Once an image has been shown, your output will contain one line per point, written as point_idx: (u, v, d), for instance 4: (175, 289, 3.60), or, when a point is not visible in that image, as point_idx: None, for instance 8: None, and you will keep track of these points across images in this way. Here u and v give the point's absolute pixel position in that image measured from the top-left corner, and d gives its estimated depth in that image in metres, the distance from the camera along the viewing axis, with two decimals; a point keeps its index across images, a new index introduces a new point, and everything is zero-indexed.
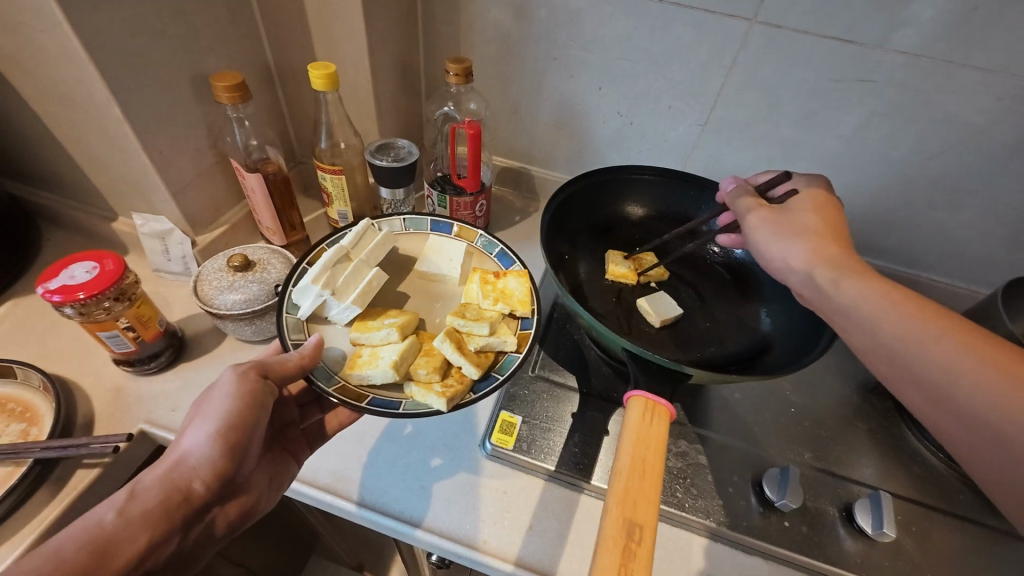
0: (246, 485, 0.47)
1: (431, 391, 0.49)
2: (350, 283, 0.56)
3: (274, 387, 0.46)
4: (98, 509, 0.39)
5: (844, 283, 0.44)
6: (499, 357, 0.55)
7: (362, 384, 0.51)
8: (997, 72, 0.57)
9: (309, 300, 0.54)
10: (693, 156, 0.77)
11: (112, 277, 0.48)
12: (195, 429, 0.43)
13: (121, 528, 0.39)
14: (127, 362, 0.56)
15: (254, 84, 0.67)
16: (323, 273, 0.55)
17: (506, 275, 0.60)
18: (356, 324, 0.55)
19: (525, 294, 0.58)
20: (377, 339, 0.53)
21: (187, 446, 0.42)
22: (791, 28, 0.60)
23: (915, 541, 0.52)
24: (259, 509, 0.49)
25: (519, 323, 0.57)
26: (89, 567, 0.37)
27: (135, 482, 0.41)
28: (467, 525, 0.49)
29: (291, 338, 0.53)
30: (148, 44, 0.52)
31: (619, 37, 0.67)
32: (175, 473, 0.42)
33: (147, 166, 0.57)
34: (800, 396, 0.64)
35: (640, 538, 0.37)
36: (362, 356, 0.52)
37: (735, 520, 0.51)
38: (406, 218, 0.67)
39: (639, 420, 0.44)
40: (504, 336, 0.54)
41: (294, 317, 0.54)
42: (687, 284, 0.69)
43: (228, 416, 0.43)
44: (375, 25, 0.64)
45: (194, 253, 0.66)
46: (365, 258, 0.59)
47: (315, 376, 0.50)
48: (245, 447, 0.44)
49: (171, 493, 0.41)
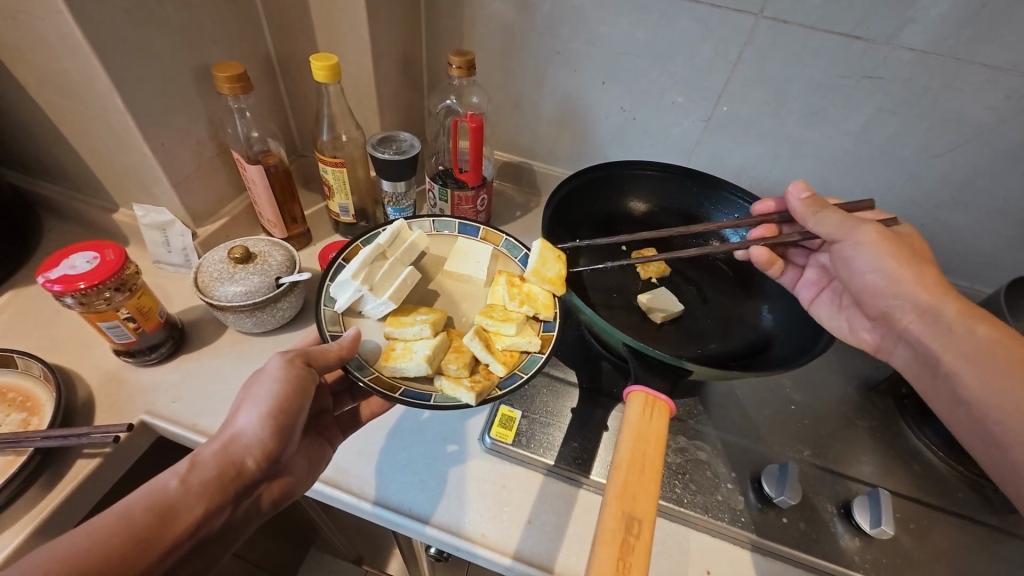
0: (291, 466, 0.47)
1: (461, 385, 0.49)
2: (386, 280, 0.56)
3: (317, 376, 0.47)
4: (156, 480, 0.39)
5: (970, 324, 0.45)
6: (524, 356, 0.54)
7: (395, 376, 0.51)
8: (1006, 70, 0.56)
9: (347, 295, 0.54)
10: (696, 152, 0.76)
11: (112, 268, 0.48)
12: (248, 408, 0.43)
13: (179, 498, 0.39)
14: (126, 353, 0.56)
15: (256, 76, 0.67)
16: (362, 268, 0.55)
17: (532, 279, 0.59)
18: (389, 319, 0.55)
19: (551, 299, 0.57)
20: (410, 334, 0.53)
21: (240, 424, 0.42)
22: (798, 24, 0.59)
23: (913, 539, 0.52)
24: (301, 491, 0.48)
25: (543, 325, 0.56)
26: (150, 532, 0.37)
27: (191, 455, 0.41)
28: (465, 519, 0.49)
29: (327, 330, 0.53)
30: (150, 34, 0.52)
31: (624, 32, 0.67)
32: (230, 450, 0.42)
33: (149, 157, 0.57)
34: (801, 394, 0.63)
35: (638, 531, 0.37)
36: (396, 349, 0.52)
37: (733, 516, 0.51)
38: (436, 219, 0.66)
39: (638, 414, 0.44)
40: (529, 337, 0.54)
41: (331, 309, 0.55)
42: (688, 281, 0.69)
43: (281, 398, 0.43)
44: (379, 18, 0.64)
45: (195, 245, 0.66)
46: (400, 256, 0.58)
47: (351, 367, 0.50)
48: (296, 427, 0.44)
49: (226, 467, 0.41)
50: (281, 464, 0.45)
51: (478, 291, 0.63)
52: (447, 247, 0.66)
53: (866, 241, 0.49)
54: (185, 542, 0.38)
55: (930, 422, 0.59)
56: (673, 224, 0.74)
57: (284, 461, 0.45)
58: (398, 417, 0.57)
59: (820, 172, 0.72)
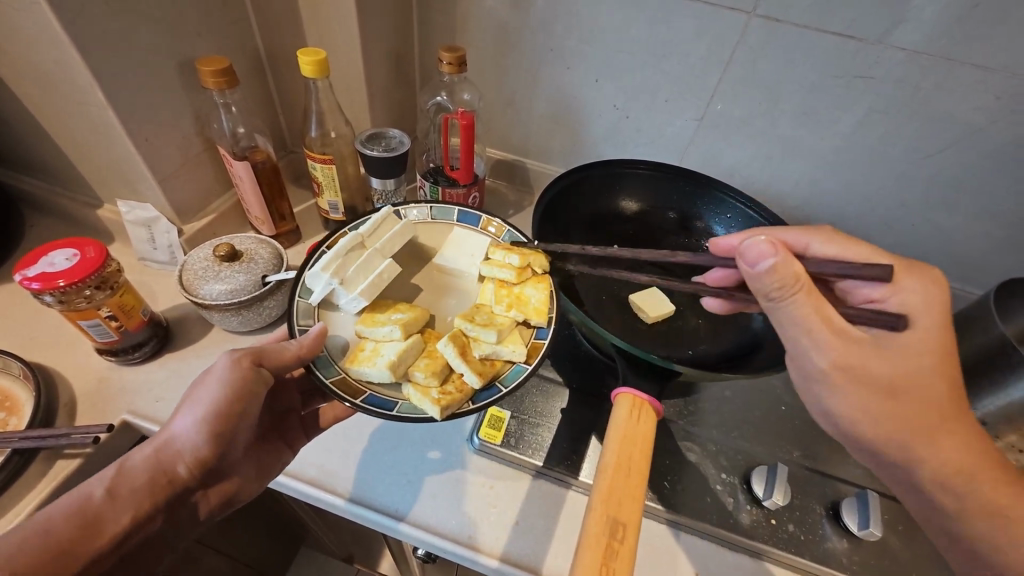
0: (232, 470, 0.48)
1: (427, 397, 0.47)
2: (360, 275, 0.54)
3: (269, 377, 0.46)
4: (85, 486, 0.41)
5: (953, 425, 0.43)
6: (506, 365, 0.52)
7: (360, 379, 0.50)
8: (998, 71, 0.56)
9: (319, 287, 0.53)
10: (689, 152, 0.76)
11: (92, 265, 0.47)
12: (182, 414, 0.44)
13: (106, 505, 0.40)
14: (109, 351, 0.55)
15: (244, 71, 0.66)
16: (335, 260, 0.53)
17: (523, 282, 0.57)
18: (364, 316, 0.54)
19: (544, 303, 0.55)
20: (380, 335, 0.52)
21: (174, 429, 0.44)
22: (791, 23, 0.59)
23: (901, 540, 0.52)
24: (245, 496, 0.49)
25: (535, 332, 0.54)
26: (75, 539, 0.38)
27: (120, 462, 0.43)
28: (451, 519, 0.49)
29: (299, 323, 0.52)
30: (132, 25, 0.51)
31: (616, 29, 0.66)
32: (160, 455, 0.43)
33: (133, 153, 0.56)
34: (792, 395, 0.63)
35: (622, 536, 0.36)
36: (365, 350, 0.51)
37: (722, 518, 0.51)
38: (434, 207, 0.64)
39: (626, 417, 0.44)
40: (512, 346, 0.51)
41: (306, 302, 0.53)
42: (681, 281, 0.68)
43: (218, 406, 0.43)
44: (368, 12, 0.63)
45: (180, 242, 0.65)
46: (379, 247, 0.57)
47: (316, 364, 0.49)
48: (233, 435, 0.45)
49: (155, 475, 0.43)
50: (216, 470, 0.46)
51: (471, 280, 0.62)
52: (442, 236, 0.64)
53: (824, 368, 0.41)
54: (113, 547, 0.40)
55: None
56: (663, 224, 0.74)
57: (221, 466, 0.46)
58: None
59: (812, 172, 0.72)
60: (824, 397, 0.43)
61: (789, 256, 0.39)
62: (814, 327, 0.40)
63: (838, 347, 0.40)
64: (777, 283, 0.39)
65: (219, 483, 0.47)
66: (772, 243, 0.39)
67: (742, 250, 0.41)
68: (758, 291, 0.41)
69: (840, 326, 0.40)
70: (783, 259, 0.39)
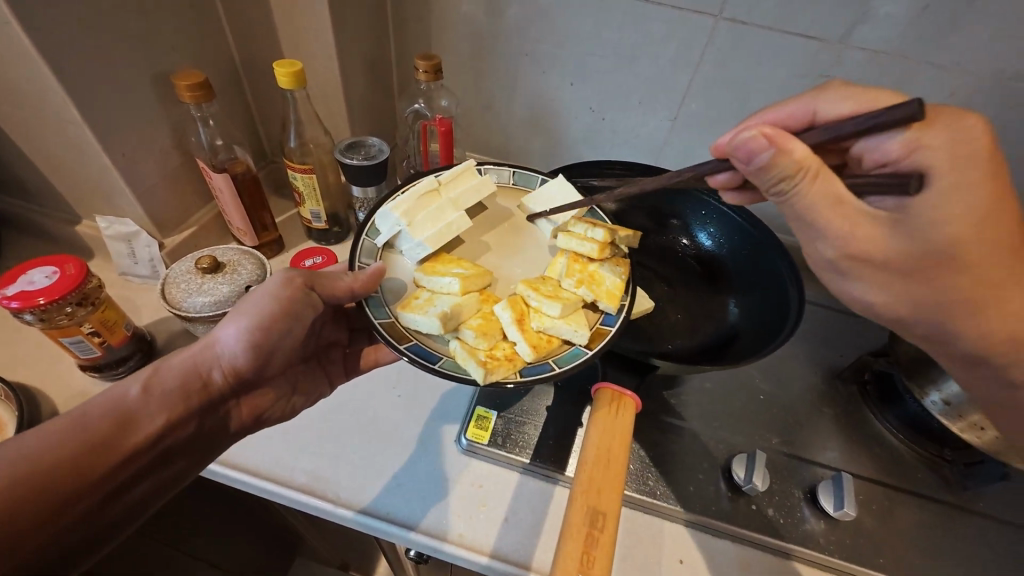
0: (260, 387, 0.52)
1: (473, 357, 0.46)
2: (428, 222, 0.54)
3: (317, 301, 0.50)
4: (119, 386, 0.43)
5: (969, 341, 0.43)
6: (563, 346, 0.50)
7: (410, 327, 0.49)
8: (951, 69, 0.59)
9: (387, 227, 0.54)
10: (665, 151, 0.78)
11: (72, 282, 0.47)
12: (224, 324, 0.48)
13: (143, 403, 0.43)
14: (92, 367, 0.55)
15: (220, 82, 0.66)
16: (407, 203, 0.54)
17: (601, 261, 0.54)
18: (425, 264, 0.54)
19: (619, 289, 0.52)
20: (439, 286, 0.51)
21: (216, 335, 0.48)
22: (756, 24, 0.61)
23: (874, 519, 0.54)
24: (273, 415, 0.53)
25: (602, 318, 0.51)
26: (114, 434, 0.41)
27: (157, 364, 0.46)
28: (441, 519, 0.50)
29: (360, 261, 0.53)
30: (105, 42, 0.51)
31: (589, 32, 0.68)
32: (200, 360, 0.47)
33: (110, 168, 0.56)
34: (769, 384, 0.65)
35: (602, 525, 0.38)
36: (419, 299, 0.50)
37: (703, 505, 0.53)
38: (517, 171, 0.63)
39: (606, 411, 0.45)
40: (574, 325, 0.49)
41: (371, 242, 0.55)
42: (659, 277, 0.70)
43: (265, 314, 0.47)
44: (343, 21, 0.63)
45: (162, 256, 0.65)
46: (454, 198, 0.56)
47: (369, 304, 0.50)
48: (271, 347, 0.50)
49: (192, 377, 0.46)
50: (246, 383, 0.50)
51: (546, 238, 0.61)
52: (521, 203, 0.63)
53: (833, 257, 0.40)
54: (150, 445, 0.43)
55: (892, 407, 0.62)
56: (641, 223, 0.75)
57: (251, 380, 0.50)
58: (377, 421, 0.57)
59: None
60: (844, 282, 0.42)
61: (786, 145, 0.35)
62: (825, 212, 0.37)
63: (849, 225, 0.38)
64: (782, 174, 0.36)
65: (249, 396, 0.51)
66: (764, 133, 0.35)
67: (733, 148, 0.37)
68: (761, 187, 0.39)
69: (852, 203, 0.37)
70: (779, 151, 0.35)
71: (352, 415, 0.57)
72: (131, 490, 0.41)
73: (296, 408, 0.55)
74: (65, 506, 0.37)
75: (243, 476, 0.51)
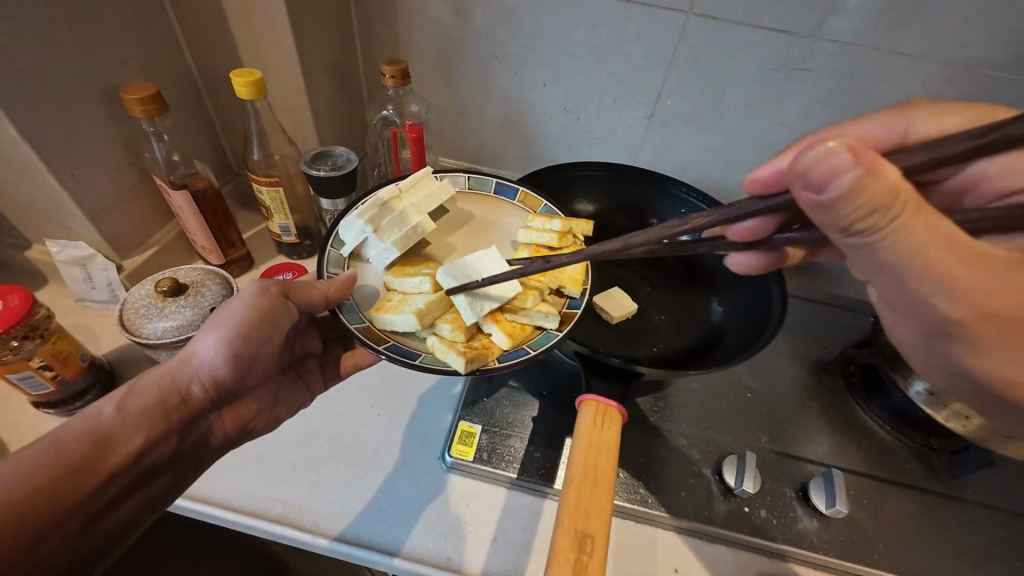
0: (241, 399, 0.49)
1: (452, 349, 0.44)
2: (394, 226, 0.52)
3: (294, 309, 0.48)
4: (93, 407, 0.41)
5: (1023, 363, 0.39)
6: (536, 332, 0.49)
7: (386, 329, 0.47)
8: (920, 58, 0.59)
9: (352, 237, 0.52)
10: (641, 150, 0.77)
11: (17, 313, 0.44)
12: (201, 335, 0.46)
13: (119, 423, 0.41)
14: (47, 403, 0.52)
15: (175, 94, 0.63)
16: (371, 210, 0.52)
17: (561, 249, 0.54)
18: (394, 269, 0.52)
19: (581, 273, 0.51)
20: (410, 287, 0.50)
21: (192, 349, 0.45)
22: (726, 19, 0.60)
23: (866, 513, 0.54)
24: (256, 428, 0.50)
25: (568, 302, 0.51)
26: (90, 455, 0.39)
27: (132, 382, 0.44)
28: (429, 544, 0.48)
29: (328, 271, 0.51)
30: (45, 56, 0.47)
31: (559, 32, 0.66)
32: (175, 375, 0.45)
33: (58, 189, 0.53)
34: (756, 380, 0.65)
35: (591, 549, 0.36)
36: (392, 301, 0.49)
37: (696, 512, 0.52)
38: (471, 175, 0.61)
39: (590, 425, 0.44)
40: (545, 310, 0.48)
41: (337, 253, 0.52)
42: (640, 278, 0.69)
43: (244, 323, 0.45)
44: (304, 26, 0.61)
45: (121, 279, 0.61)
46: (416, 203, 0.54)
47: (342, 311, 0.47)
48: (252, 358, 0.47)
49: (169, 392, 0.44)
50: (227, 396, 0.48)
51: (507, 234, 0.59)
52: (481, 206, 0.61)
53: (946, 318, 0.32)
54: (130, 466, 0.41)
55: (877, 398, 0.62)
56: (620, 224, 0.74)
57: (232, 392, 0.48)
58: (357, 443, 0.55)
59: (759, 162, 0.74)
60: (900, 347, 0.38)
61: (875, 165, 0.26)
62: (929, 255, 0.29)
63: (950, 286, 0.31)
64: (860, 210, 0.27)
65: (231, 409, 0.48)
66: (853, 150, 0.26)
67: (802, 171, 0.27)
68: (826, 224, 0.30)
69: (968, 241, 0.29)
70: (867, 173, 0.26)
71: (330, 437, 0.55)
72: (114, 512, 0.40)
73: (278, 420, 0.53)
74: (45, 533, 0.36)
75: (211, 510, 0.48)
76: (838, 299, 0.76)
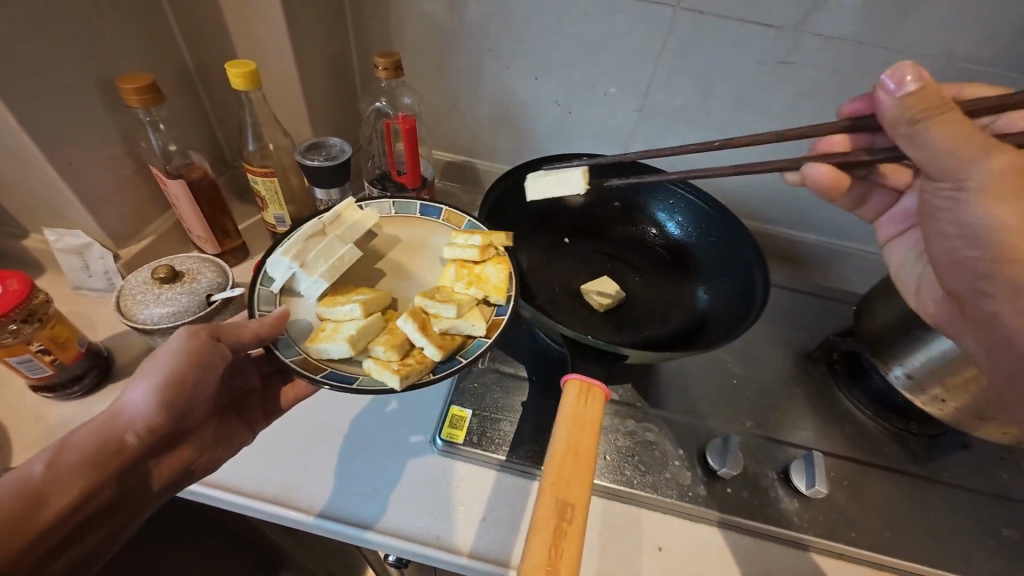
0: (185, 442, 0.47)
1: (387, 368, 0.45)
2: (320, 257, 0.52)
3: (227, 351, 0.47)
4: (26, 465, 0.40)
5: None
6: (467, 342, 0.50)
7: (322, 358, 0.47)
8: (903, 52, 0.60)
9: (281, 274, 0.51)
10: (631, 143, 0.79)
11: (17, 297, 0.45)
12: (137, 383, 0.45)
13: (49, 480, 0.39)
14: (45, 387, 0.53)
15: (171, 86, 0.64)
16: (296, 245, 0.52)
17: (484, 261, 0.55)
18: (326, 299, 0.51)
19: (503, 281, 0.53)
20: (341, 314, 0.49)
21: (127, 397, 0.44)
22: (713, 14, 0.62)
23: (847, 494, 0.55)
24: (203, 472, 0.47)
25: (495, 310, 0.52)
26: (21, 515, 0.38)
27: (65, 437, 0.42)
28: (422, 523, 0.49)
29: (258, 309, 0.50)
30: (43, 46, 0.48)
31: (550, 26, 0.67)
32: (108, 425, 0.43)
33: (55, 178, 0.54)
34: (742, 367, 0.66)
35: (571, 517, 0.38)
36: (325, 330, 0.48)
37: (680, 493, 0.53)
38: (396, 201, 0.63)
39: (574, 402, 0.45)
40: (473, 320, 0.49)
41: (267, 290, 0.52)
42: (631, 268, 0.70)
43: (173, 371, 0.44)
44: (299, 19, 0.62)
45: (118, 267, 0.62)
46: (340, 234, 0.55)
47: (277, 346, 0.47)
48: (186, 401, 0.46)
49: (103, 443, 0.42)
50: (169, 440, 0.45)
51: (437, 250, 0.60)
52: (410, 229, 0.62)
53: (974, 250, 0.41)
54: (63, 523, 0.39)
55: (860, 385, 0.63)
56: (607, 214, 0.75)
57: (174, 436, 0.46)
58: (350, 428, 0.56)
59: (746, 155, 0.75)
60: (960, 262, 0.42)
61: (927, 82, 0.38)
62: (951, 138, 0.38)
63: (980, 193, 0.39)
64: (918, 105, 0.38)
65: (175, 453, 0.46)
66: (920, 69, 0.37)
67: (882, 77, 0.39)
68: (888, 122, 0.40)
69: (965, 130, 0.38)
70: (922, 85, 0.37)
71: (321, 422, 0.56)
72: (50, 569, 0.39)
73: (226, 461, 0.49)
74: None
75: (208, 492, 0.49)
76: (824, 290, 0.78)
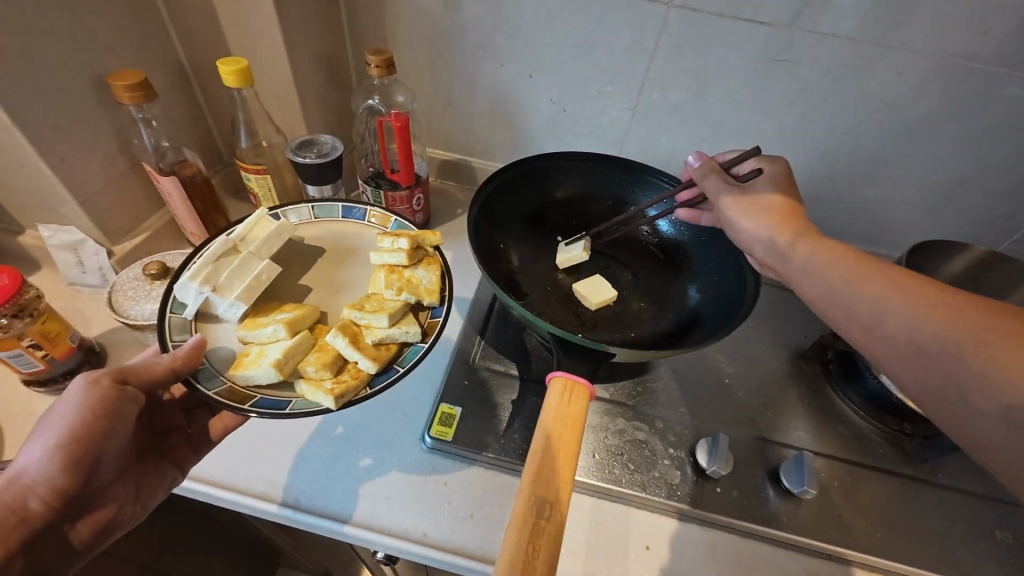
0: (99, 498, 0.46)
1: (320, 389, 0.44)
2: (234, 278, 0.49)
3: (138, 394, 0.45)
4: None
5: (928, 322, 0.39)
6: (403, 349, 0.48)
7: (249, 385, 0.44)
8: (898, 49, 0.60)
9: (192, 298, 0.47)
10: (626, 141, 0.78)
11: (8, 292, 0.45)
12: (33, 444, 0.42)
13: None
14: (38, 381, 0.53)
15: (165, 83, 0.64)
16: (206, 267, 0.48)
17: (413, 265, 0.53)
18: (247, 321, 0.48)
19: (435, 283, 0.52)
20: (265, 337, 0.46)
21: (21, 463, 0.42)
22: (706, 11, 0.61)
23: (839, 495, 0.55)
24: (125, 523, 0.47)
25: (430, 312, 0.50)
26: None
27: None
28: (408, 521, 0.49)
29: (171, 340, 0.45)
30: (35, 42, 0.49)
31: (543, 23, 0.67)
32: (4, 495, 0.40)
33: (48, 175, 0.54)
34: (734, 366, 0.66)
35: (549, 513, 0.38)
36: (249, 356, 0.45)
37: (670, 492, 0.53)
38: (314, 206, 0.59)
39: (558, 400, 0.45)
40: (406, 327, 0.48)
41: (179, 317, 0.47)
42: (622, 266, 0.70)
43: (73, 427, 0.42)
44: (292, 16, 0.62)
45: (111, 264, 0.63)
46: (256, 250, 0.51)
47: (197, 379, 0.43)
48: (95, 457, 0.44)
49: (4, 515, 0.40)
50: (82, 497, 0.44)
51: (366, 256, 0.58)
52: (332, 234, 0.58)
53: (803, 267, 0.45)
54: None
55: (853, 386, 0.63)
56: (598, 213, 0.75)
57: (88, 493, 0.45)
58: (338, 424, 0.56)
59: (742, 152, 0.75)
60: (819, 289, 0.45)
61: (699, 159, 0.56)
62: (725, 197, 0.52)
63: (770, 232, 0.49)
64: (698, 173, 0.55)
65: (90, 511, 0.45)
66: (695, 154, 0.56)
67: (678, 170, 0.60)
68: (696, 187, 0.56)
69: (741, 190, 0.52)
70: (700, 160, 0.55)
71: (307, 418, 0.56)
72: None
73: (149, 509, 0.49)
74: None
75: (195, 487, 0.50)
76: None
